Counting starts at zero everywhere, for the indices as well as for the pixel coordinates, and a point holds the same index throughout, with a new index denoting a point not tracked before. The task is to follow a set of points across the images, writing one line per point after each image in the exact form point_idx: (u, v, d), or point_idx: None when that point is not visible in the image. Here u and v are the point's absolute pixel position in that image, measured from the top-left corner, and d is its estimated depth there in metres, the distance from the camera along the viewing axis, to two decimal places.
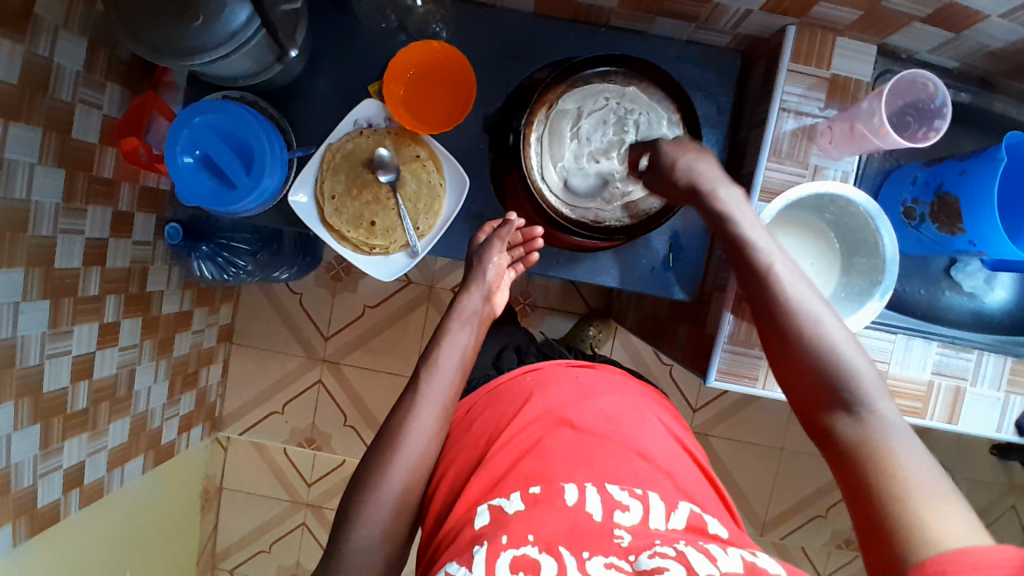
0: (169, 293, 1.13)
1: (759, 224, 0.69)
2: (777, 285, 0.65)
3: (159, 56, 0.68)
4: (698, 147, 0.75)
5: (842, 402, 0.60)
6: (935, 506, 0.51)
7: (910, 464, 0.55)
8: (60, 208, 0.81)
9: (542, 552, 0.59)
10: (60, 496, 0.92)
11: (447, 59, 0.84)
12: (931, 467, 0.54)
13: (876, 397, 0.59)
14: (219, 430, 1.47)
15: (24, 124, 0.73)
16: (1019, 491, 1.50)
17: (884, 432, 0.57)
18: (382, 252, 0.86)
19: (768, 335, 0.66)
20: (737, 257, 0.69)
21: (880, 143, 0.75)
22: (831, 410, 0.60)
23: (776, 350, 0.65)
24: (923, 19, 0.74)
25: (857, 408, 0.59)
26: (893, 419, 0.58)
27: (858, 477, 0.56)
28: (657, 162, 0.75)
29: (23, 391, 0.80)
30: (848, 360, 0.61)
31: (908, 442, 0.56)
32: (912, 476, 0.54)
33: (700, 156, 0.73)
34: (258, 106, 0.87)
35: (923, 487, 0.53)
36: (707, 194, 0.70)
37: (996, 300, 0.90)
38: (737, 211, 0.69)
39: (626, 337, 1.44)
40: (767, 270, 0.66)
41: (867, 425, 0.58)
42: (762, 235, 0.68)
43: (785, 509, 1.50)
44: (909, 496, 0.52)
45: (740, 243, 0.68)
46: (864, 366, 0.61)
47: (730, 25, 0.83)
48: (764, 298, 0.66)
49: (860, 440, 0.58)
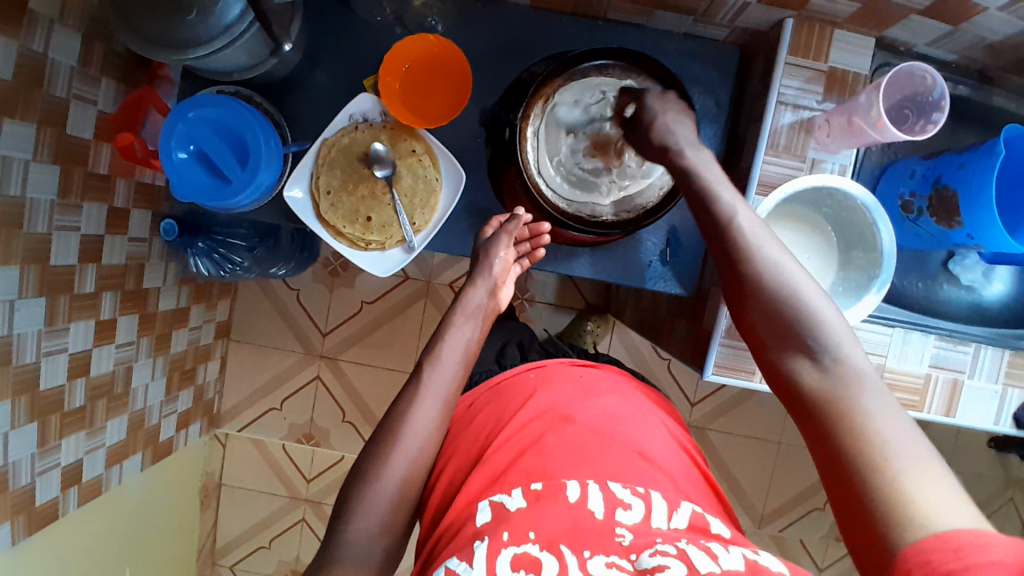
0: (166, 289, 1.12)
1: (729, 186, 0.72)
2: (746, 245, 0.67)
3: (152, 49, 0.67)
4: (678, 105, 0.79)
5: (807, 352, 0.60)
6: (903, 458, 0.52)
7: (876, 412, 0.55)
8: (56, 204, 0.81)
9: (542, 551, 0.59)
10: (58, 494, 0.92)
11: (443, 52, 0.83)
12: (898, 417, 0.55)
13: (842, 344, 0.60)
14: (217, 426, 1.47)
15: (19, 119, 0.73)
16: (1016, 485, 1.51)
17: (851, 379, 0.58)
18: (378, 247, 0.86)
19: (734, 291, 0.67)
20: (709, 221, 0.70)
21: (877, 136, 0.75)
22: (796, 360, 0.61)
23: (742, 304, 0.66)
24: (922, 12, 0.73)
25: (822, 357, 0.59)
26: (860, 365, 0.58)
27: (824, 427, 0.57)
28: (640, 113, 0.79)
29: (20, 389, 0.80)
30: (812, 310, 0.62)
31: (875, 390, 0.57)
32: (876, 423, 0.54)
33: (678, 111, 0.79)
34: (253, 100, 0.86)
35: (890, 437, 0.53)
36: (674, 153, 0.75)
37: (995, 293, 0.91)
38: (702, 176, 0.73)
39: (625, 333, 1.44)
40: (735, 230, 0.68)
41: (832, 373, 0.59)
42: (729, 196, 0.71)
43: (783, 503, 1.51)
44: (875, 448, 0.53)
45: (705, 206, 0.71)
46: (829, 316, 0.62)
47: (728, 18, 0.82)
48: (735, 258, 0.67)
49: (825, 389, 0.58)
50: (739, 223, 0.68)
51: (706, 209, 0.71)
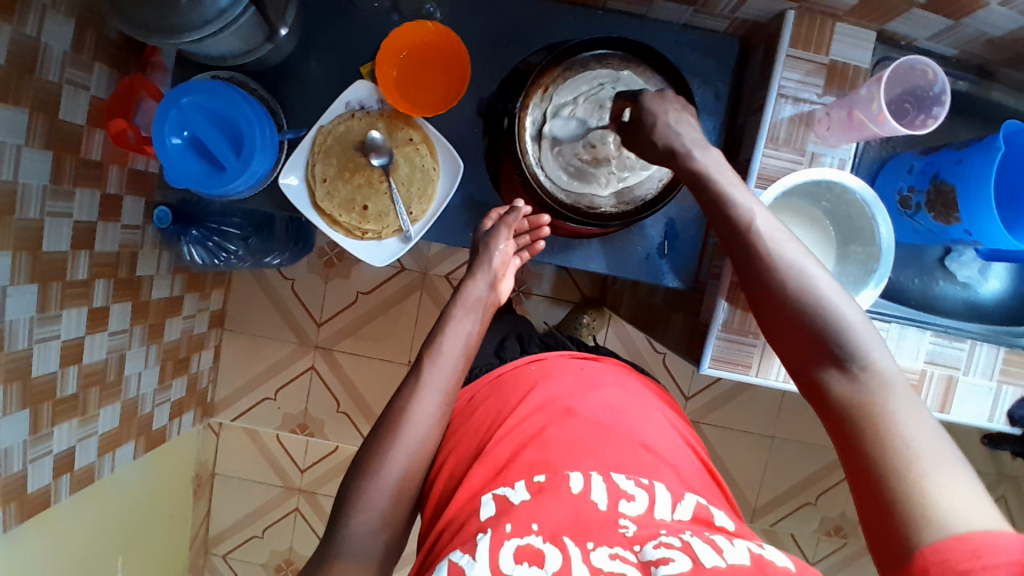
0: (159, 278, 1.11)
1: (742, 185, 0.69)
2: (767, 248, 0.65)
3: (146, 33, 0.66)
4: (680, 104, 0.76)
5: (834, 359, 0.60)
6: (931, 466, 0.52)
7: (905, 420, 0.55)
8: (48, 190, 0.80)
9: (546, 542, 0.58)
10: (49, 482, 0.91)
11: (441, 40, 0.82)
12: (927, 425, 0.55)
13: (870, 350, 0.59)
14: (211, 416, 1.46)
15: (11, 105, 0.72)
16: (1009, 481, 1.52)
17: (880, 387, 0.57)
18: (374, 236, 0.85)
19: (755, 292, 0.66)
20: (721, 222, 0.69)
21: (876, 130, 0.75)
22: (823, 366, 0.60)
23: (765, 306, 0.65)
24: (924, 5, 0.73)
25: (850, 365, 0.59)
26: (887, 372, 0.58)
27: (852, 435, 0.57)
28: (638, 114, 0.76)
29: (11, 376, 0.79)
30: (839, 315, 0.61)
31: (904, 398, 0.57)
32: (905, 432, 0.54)
33: (681, 113, 0.75)
34: (248, 86, 0.85)
35: (919, 446, 0.53)
36: (682, 155, 0.72)
37: (990, 290, 0.91)
38: (715, 172, 0.70)
39: (620, 326, 1.44)
40: (754, 231, 0.66)
41: (860, 380, 0.58)
42: (745, 197, 0.68)
43: (776, 497, 1.52)
44: (903, 456, 0.53)
45: (718, 205, 0.69)
46: (856, 320, 0.61)
47: (729, 9, 0.82)
48: (752, 263, 0.65)
49: (853, 397, 0.58)
50: (758, 223, 0.66)
51: (720, 208, 0.69)
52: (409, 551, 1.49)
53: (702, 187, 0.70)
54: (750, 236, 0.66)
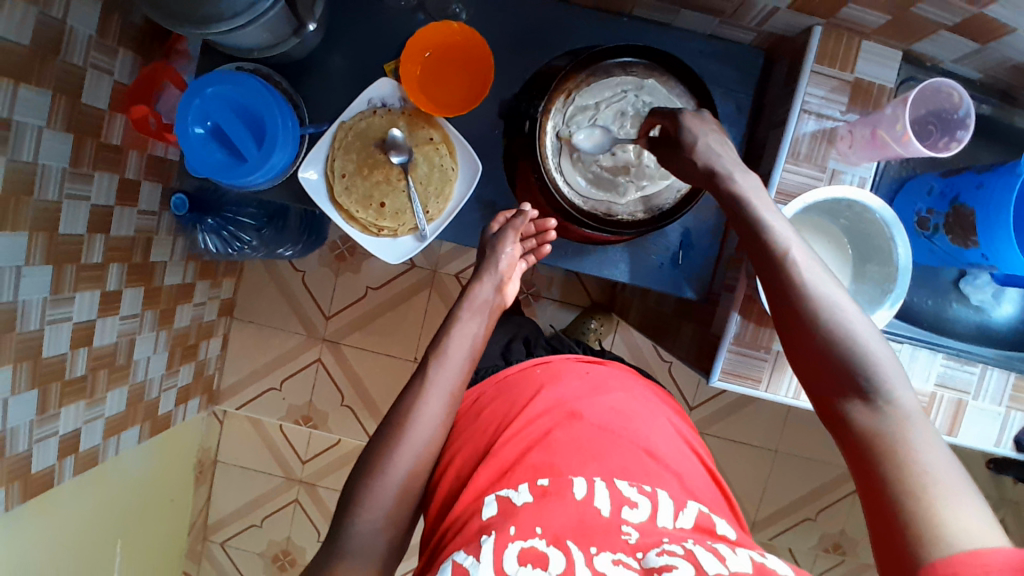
0: (172, 265, 1.12)
1: (778, 209, 0.69)
2: (797, 275, 0.65)
3: (174, 22, 0.66)
4: (717, 125, 0.75)
5: (858, 389, 0.59)
6: (944, 494, 0.52)
7: (924, 451, 0.55)
8: (67, 172, 0.80)
9: (549, 546, 0.58)
10: (54, 463, 0.92)
11: (466, 41, 0.83)
12: (944, 456, 0.55)
13: (893, 383, 0.59)
14: (216, 404, 1.47)
15: (34, 86, 0.72)
16: (1009, 505, 1.51)
17: (901, 420, 0.57)
18: (390, 234, 0.86)
19: (784, 321, 0.65)
20: (753, 242, 0.68)
21: (899, 150, 0.75)
22: (846, 397, 0.60)
23: (792, 335, 0.65)
24: (951, 28, 0.72)
25: (873, 396, 0.59)
26: (909, 405, 0.58)
27: (870, 465, 0.57)
28: (675, 131, 0.75)
29: (22, 355, 0.80)
30: (866, 347, 0.60)
31: (924, 431, 0.56)
32: (923, 463, 0.54)
33: (720, 132, 0.74)
34: (272, 78, 0.86)
35: (936, 476, 0.53)
36: (722, 177, 0.71)
37: (1003, 315, 0.89)
38: (753, 196, 0.69)
39: (627, 332, 1.44)
40: (785, 254, 0.66)
41: (883, 413, 0.58)
42: (777, 223, 0.68)
43: (776, 510, 1.51)
44: (917, 484, 0.53)
45: (754, 228, 0.68)
46: (881, 352, 0.60)
47: (756, 21, 0.82)
48: (783, 286, 0.65)
49: (873, 428, 0.58)
50: (792, 252, 0.66)
51: (755, 231, 0.68)
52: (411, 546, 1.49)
53: (737, 211, 0.70)
54: (782, 264, 0.66)
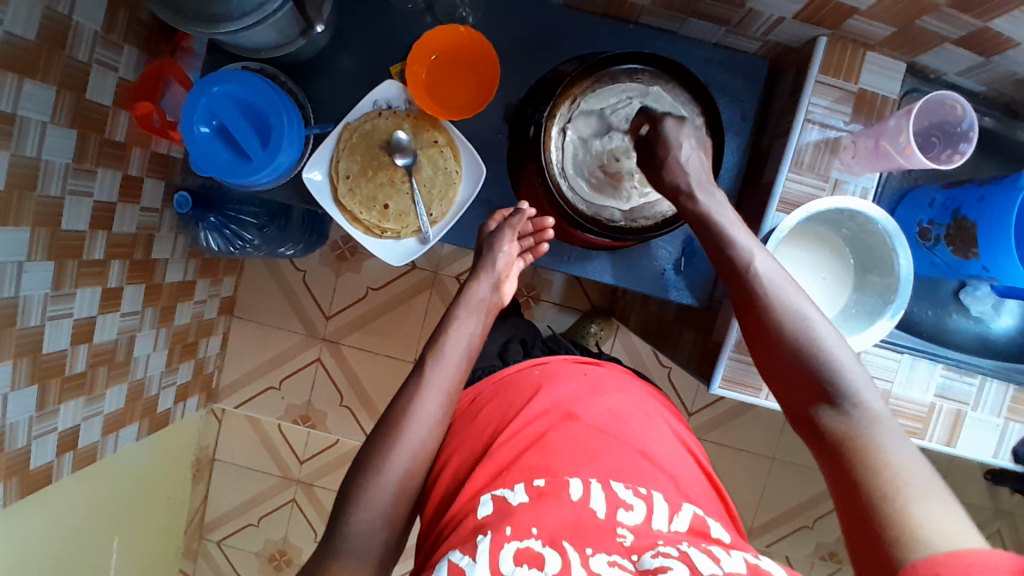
0: (173, 262, 1.12)
1: (740, 223, 0.74)
2: (762, 287, 0.69)
3: (183, 20, 0.66)
4: (695, 138, 0.79)
5: (828, 395, 0.63)
6: (916, 491, 0.54)
7: (893, 450, 0.58)
8: (70, 167, 0.80)
9: (545, 546, 0.58)
10: (52, 459, 0.92)
11: (472, 44, 0.83)
12: (913, 455, 0.58)
13: (861, 389, 0.62)
14: (215, 401, 1.47)
15: (39, 81, 0.72)
16: (1005, 517, 1.52)
17: (871, 423, 0.60)
18: (393, 236, 0.86)
19: (753, 335, 0.69)
20: (722, 257, 0.73)
21: (902, 161, 0.75)
22: (817, 403, 0.64)
23: (762, 348, 0.68)
24: (956, 41, 0.73)
25: (843, 402, 0.62)
26: (878, 409, 0.61)
27: (843, 466, 0.59)
28: (654, 137, 0.79)
29: (22, 351, 0.79)
30: (833, 354, 0.64)
31: (892, 432, 0.60)
32: (893, 461, 0.57)
33: (694, 140, 0.79)
34: (278, 79, 0.85)
35: (907, 475, 0.55)
36: (686, 195, 0.76)
37: (1002, 326, 0.89)
38: (718, 213, 0.74)
39: (627, 336, 1.44)
40: (749, 267, 0.70)
41: (852, 416, 0.61)
42: (743, 238, 0.72)
43: (772, 518, 1.52)
44: (889, 482, 0.55)
45: (722, 245, 0.73)
46: (847, 359, 0.64)
47: (761, 31, 0.82)
48: (750, 299, 0.69)
49: (844, 431, 0.61)
50: (758, 265, 0.70)
51: (724, 248, 0.72)
52: (408, 547, 1.50)
53: (704, 226, 0.75)
54: (750, 278, 0.69)
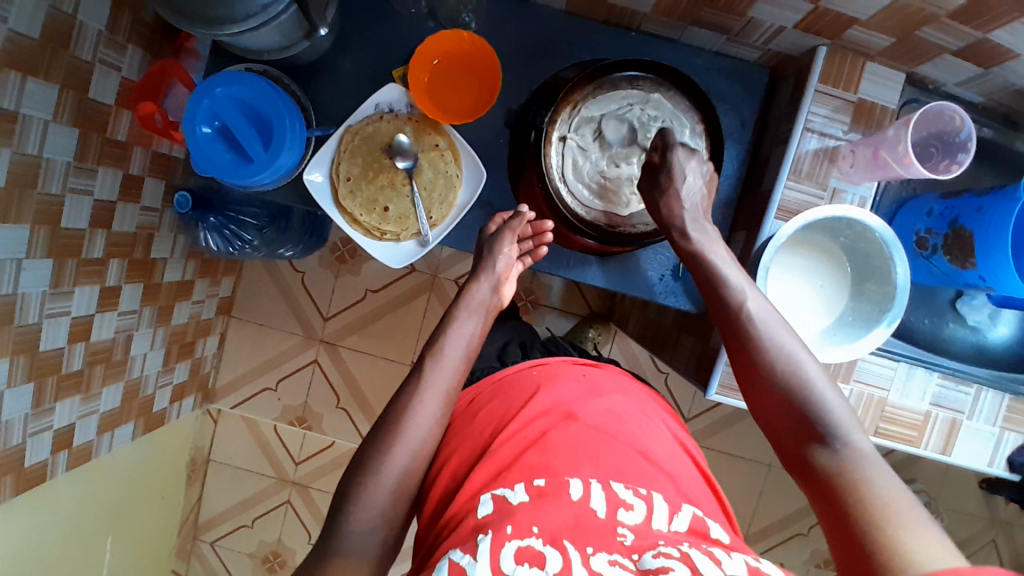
0: (172, 261, 1.12)
1: (731, 261, 0.75)
2: (753, 326, 0.69)
3: (187, 22, 0.66)
4: (699, 168, 0.82)
5: (818, 435, 0.63)
6: (910, 526, 0.54)
7: (885, 489, 0.58)
8: (71, 166, 0.80)
9: (546, 545, 0.57)
10: (47, 457, 0.91)
11: (475, 49, 0.83)
12: (904, 492, 0.58)
13: (849, 429, 0.63)
14: (211, 402, 1.46)
15: (41, 79, 0.72)
16: (1001, 526, 1.52)
17: (862, 463, 0.61)
18: (393, 238, 0.86)
19: (744, 374, 0.70)
20: (712, 294, 0.74)
21: (901, 171, 0.76)
22: (808, 443, 0.64)
23: (753, 387, 0.69)
24: (955, 51, 0.73)
25: (834, 441, 0.63)
26: (867, 449, 0.62)
27: (837, 505, 0.60)
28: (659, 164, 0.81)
29: (19, 348, 0.79)
30: (822, 393, 0.65)
31: (882, 471, 0.60)
32: (886, 500, 0.57)
33: (698, 173, 0.81)
34: (282, 81, 0.86)
35: (901, 512, 0.56)
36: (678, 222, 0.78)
37: (998, 336, 0.89)
38: (710, 251, 0.76)
39: (625, 341, 1.44)
40: (740, 305, 0.71)
41: (843, 456, 0.62)
42: (733, 275, 0.74)
43: (768, 524, 1.52)
44: (883, 518, 0.56)
45: (714, 282, 0.74)
46: (836, 400, 0.65)
47: (761, 40, 0.83)
48: (741, 338, 0.70)
49: (838, 472, 0.61)
50: (749, 305, 0.71)
51: (716, 285, 0.74)
52: (405, 548, 1.50)
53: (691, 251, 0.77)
54: (741, 316, 0.71)
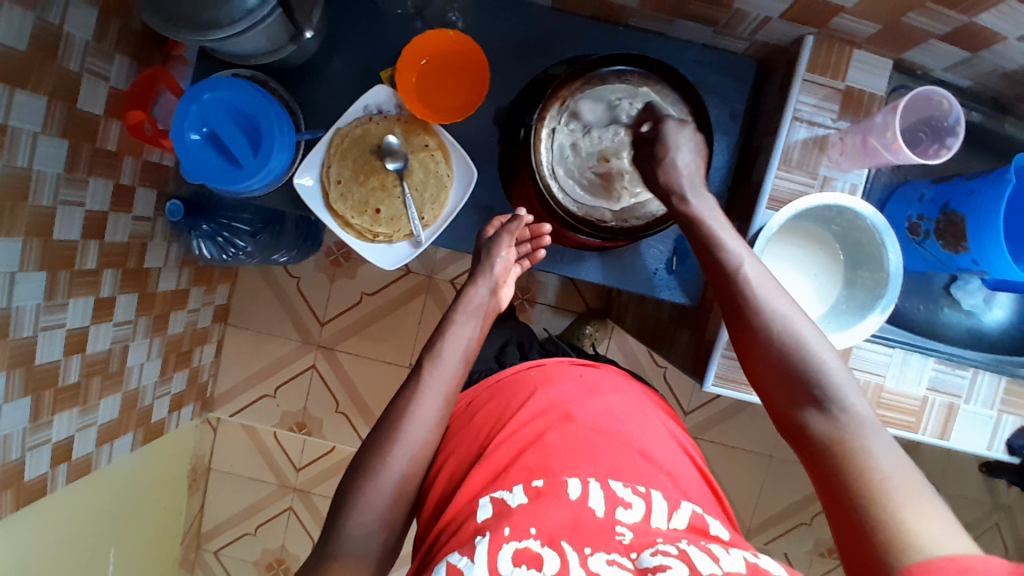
0: (167, 270, 1.12)
1: (731, 227, 0.75)
2: (750, 291, 0.70)
3: (172, 27, 0.65)
4: (693, 139, 0.80)
5: (814, 400, 0.64)
6: (908, 501, 0.54)
7: (881, 454, 0.59)
8: (61, 178, 0.80)
9: (545, 547, 0.58)
10: (47, 470, 0.91)
11: (462, 48, 0.83)
12: (901, 459, 0.58)
13: (847, 393, 0.63)
14: (210, 410, 1.46)
15: (30, 91, 0.72)
16: (1003, 510, 1.52)
17: (860, 428, 0.61)
18: (386, 240, 0.86)
19: (741, 340, 0.70)
20: (710, 261, 0.74)
21: (890, 157, 0.76)
22: (804, 409, 0.64)
23: (749, 354, 0.69)
24: (942, 36, 0.73)
25: (830, 407, 0.63)
26: (866, 415, 0.62)
27: (832, 472, 0.60)
28: (656, 137, 0.81)
29: (14, 362, 0.79)
30: (818, 356, 0.65)
31: (879, 437, 0.60)
32: (883, 467, 0.58)
33: (691, 145, 0.80)
34: (269, 85, 0.86)
35: (896, 481, 0.56)
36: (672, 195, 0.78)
37: (995, 319, 0.90)
38: (709, 217, 0.76)
39: (622, 337, 1.44)
40: (736, 269, 0.71)
41: (840, 422, 0.62)
42: (732, 242, 0.73)
43: (771, 516, 1.52)
44: (879, 488, 0.56)
45: (711, 247, 0.74)
46: (835, 363, 0.65)
47: (748, 31, 0.83)
48: (738, 302, 0.70)
49: (833, 437, 0.62)
50: (745, 270, 0.71)
51: (711, 250, 0.74)
52: (405, 552, 1.50)
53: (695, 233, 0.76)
54: (738, 281, 0.71)
